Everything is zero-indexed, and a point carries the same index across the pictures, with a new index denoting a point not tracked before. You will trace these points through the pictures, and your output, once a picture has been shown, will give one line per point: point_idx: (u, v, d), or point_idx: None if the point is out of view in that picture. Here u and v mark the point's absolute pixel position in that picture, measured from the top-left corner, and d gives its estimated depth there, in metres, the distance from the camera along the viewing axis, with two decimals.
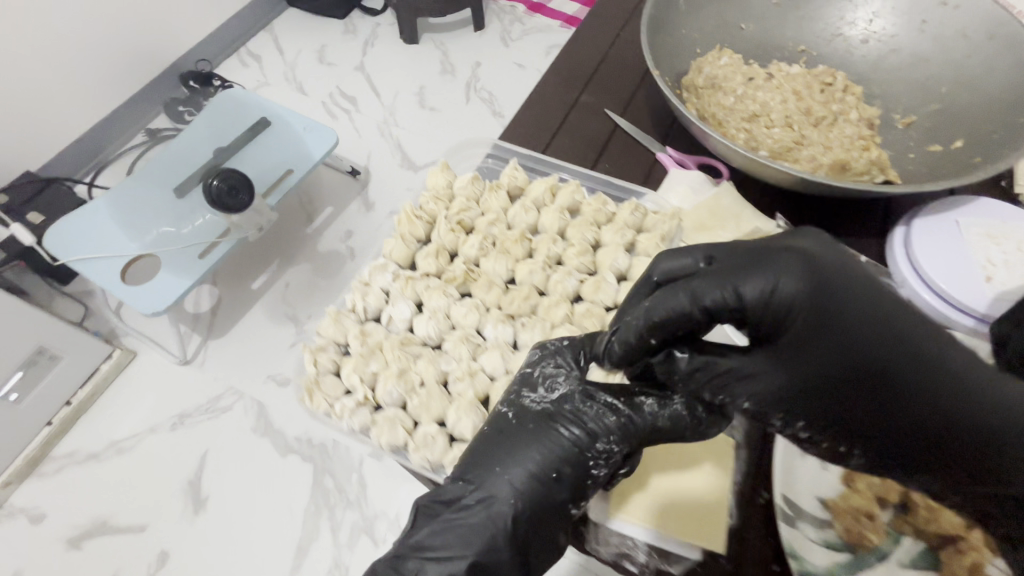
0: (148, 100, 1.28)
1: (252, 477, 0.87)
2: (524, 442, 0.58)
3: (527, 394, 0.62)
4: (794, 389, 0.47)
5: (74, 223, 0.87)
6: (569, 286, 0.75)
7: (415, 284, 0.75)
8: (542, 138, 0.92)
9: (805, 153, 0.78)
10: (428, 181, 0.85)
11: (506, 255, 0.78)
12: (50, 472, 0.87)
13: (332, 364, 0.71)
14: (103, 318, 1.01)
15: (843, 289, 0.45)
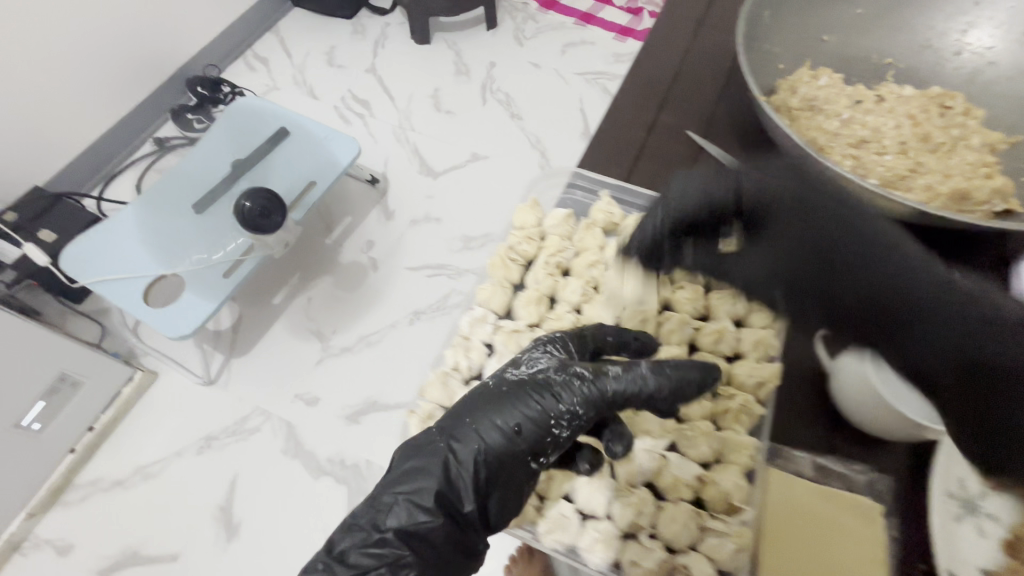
0: (154, 107, 1.24)
1: (285, 502, 0.84)
2: (497, 403, 0.52)
3: (512, 369, 0.57)
4: (787, 300, 0.55)
5: (92, 241, 0.84)
6: (686, 335, 0.65)
7: (517, 337, 0.67)
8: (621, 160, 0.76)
9: (926, 182, 0.60)
10: (516, 218, 0.79)
11: (613, 302, 0.68)
12: (74, 501, 0.84)
13: None
14: (121, 338, 0.98)
15: (827, 211, 0.50)
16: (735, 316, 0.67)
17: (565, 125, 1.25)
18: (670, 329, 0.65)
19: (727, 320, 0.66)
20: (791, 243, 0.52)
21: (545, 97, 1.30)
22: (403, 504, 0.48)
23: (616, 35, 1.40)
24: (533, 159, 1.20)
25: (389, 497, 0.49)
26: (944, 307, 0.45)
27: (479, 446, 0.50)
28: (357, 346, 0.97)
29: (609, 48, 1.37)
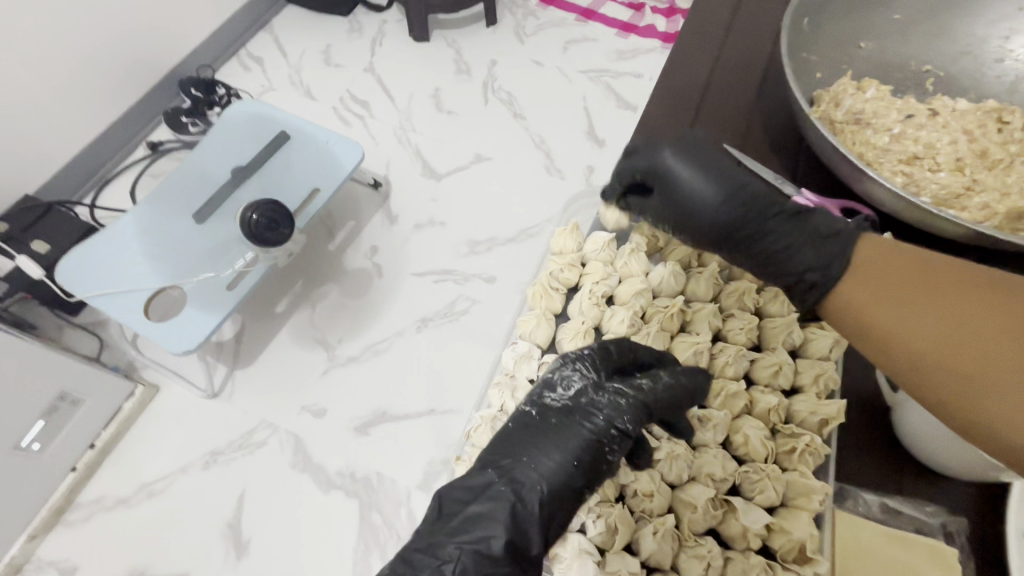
0: (147, 110, 1.21)
1: (296, 518, 0.83)
2: (548, 436, 0.51)
3: (547, 394, 0.55)
4: (695, 237, 0.58)
5: (88, 253, 0.81)
6: (742, 369, 0.63)
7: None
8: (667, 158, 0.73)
9: (979, 203, 0.61)
10: (555, 242, 0.76)
11: (662, 333, 0.65)
12: (77, 521, 0.82)
13: None
14: (120, 351, 0.95)
15: (706, 161, 0.56)
16: (793, 345, 0.64)
17: (570, 124, 1.23)
18: (727, 364, 0.63)
19: (783, 350, 0.64)
20: (716, 177, 0.55)
21: (548, 96, 1.28)
22: (468, 554, 0.45)
23: (618, 31, 1.37)
24: (537, 160, 1.18)
25: (452, 547, 0.46)
26: (771, 213, 0.53)
27: (544, 484, 0.48)
28: (365, 355, 0.95)
29: (612, 45, 1.35)
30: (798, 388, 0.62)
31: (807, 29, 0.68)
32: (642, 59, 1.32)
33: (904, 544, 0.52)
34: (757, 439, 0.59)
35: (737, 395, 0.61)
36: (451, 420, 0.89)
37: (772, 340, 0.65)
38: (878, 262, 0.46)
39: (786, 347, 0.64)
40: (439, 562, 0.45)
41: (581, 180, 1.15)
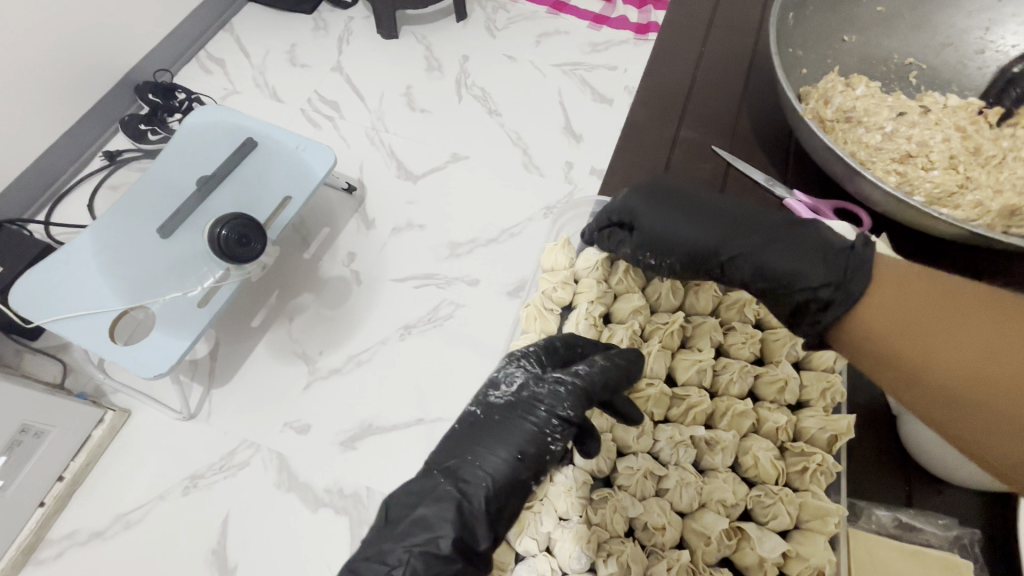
0: (102, 119, 1.14)
1: (284, 539, 0.80)
2: (493, 433, 0.53)
3: (492, 392, 0.56)
4: (682, 267, 0.61)
5: (42, 276, 0.75)
6: (746, 385, 0.63)
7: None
8: (661, 156, 0.83)
9: (971, 200, 0.64)
10: (546, 259, 0.73)
11: (665, 351, 0.65)
12: (49, 558, 0.78)
13: None
14: (86, 375, 0.90)
15: (677, 200, 0.62)
16: (796, 357, 0.66)
17: (546, 121, 1.21)
18: (733, 381, 0.63)
19: (785, 362, 0.64)
20: (705, 215, 0.59)
21: (523, 91, 1.25)
22: (418, 556, 0.47)
23: (591, 23, 1.35)
24: (515, 157, 1.16)
25: (400, 551, 0.48)
26: (757, 228, 0.56)
27: (487, 480, 0.50)
28: (347, 366, 0.92)
29: (584, 37, 1.33)
30: (804, 401, 0.63)
31: (791, 26, 0.74)
32: (615, 51, 1.31)
33: (916, 555, 0.55)
34: (767, 460, 0.59)
35: (743, 414, 0.62)
36: (441, 429, 0.88)
37: (775, 353, 0.65)
38: (894, 288, 0.46)
39: (787, 359, 0.65)
40: (388, 568, 0.47)
41: (560, 177, 1.14)
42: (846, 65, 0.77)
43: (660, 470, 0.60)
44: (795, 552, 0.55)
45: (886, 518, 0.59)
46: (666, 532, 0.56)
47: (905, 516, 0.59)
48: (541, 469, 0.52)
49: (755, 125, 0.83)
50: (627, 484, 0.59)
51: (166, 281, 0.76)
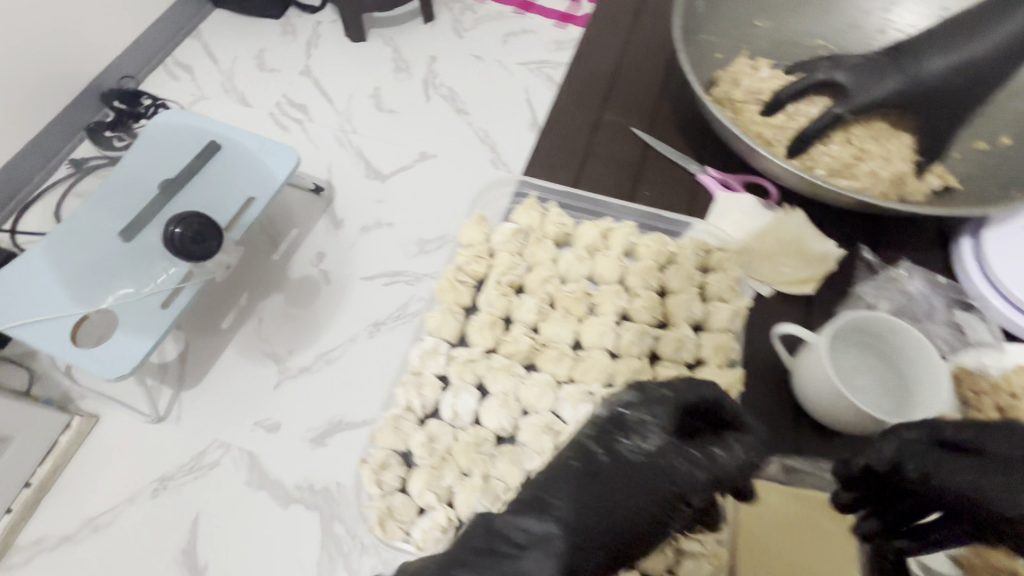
0: (68, 127, 1.14)
1: (256, 537, 0.80)
2: (606, 489, 0.48)
3: (621, 437, 0.51)
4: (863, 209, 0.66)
5: (3, 283, 0.76)
6: (645, 346, 0.65)
7: (475, 365, 0.65)
8: (587, 135, 0.86)
9: (861, 174, 0.72)
10: (462, 235, 0.73)
11: (569, 317, 0.67)
12: (18, 563, 0.78)
13: (398, 480, 0.60)
14: (53, 382, 0.90)
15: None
16: (696, 320, 0.67)
17: (513, 118, 1.23)
18: (633, 344, 0.65)
19: (685, 325, 0.67)
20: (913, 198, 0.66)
21: (489, 90, 1.27)
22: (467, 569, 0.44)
23: (556, 22, 1.38)
24: (483, 155, 1.18)
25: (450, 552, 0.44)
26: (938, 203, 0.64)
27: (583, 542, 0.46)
28: (316, 364, 0.93)
29: (550, 36, 1.35)
30: (701, 361, 0.65)
31: (701, 14, 0.81)
32: None
33: (798, 494, 0.61)
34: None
35: (641, 372, 0.64)
36: None
37: (673, 316, 0.68)
38: None
39: (687, 321, 0.67)
40: None
41: None
42: (758, 48, 0.84)
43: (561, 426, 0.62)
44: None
45: (775, 467, 0.63)
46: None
47: (798, 463, 0.63)
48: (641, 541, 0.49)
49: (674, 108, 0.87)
50: (529, 443, 0.61)
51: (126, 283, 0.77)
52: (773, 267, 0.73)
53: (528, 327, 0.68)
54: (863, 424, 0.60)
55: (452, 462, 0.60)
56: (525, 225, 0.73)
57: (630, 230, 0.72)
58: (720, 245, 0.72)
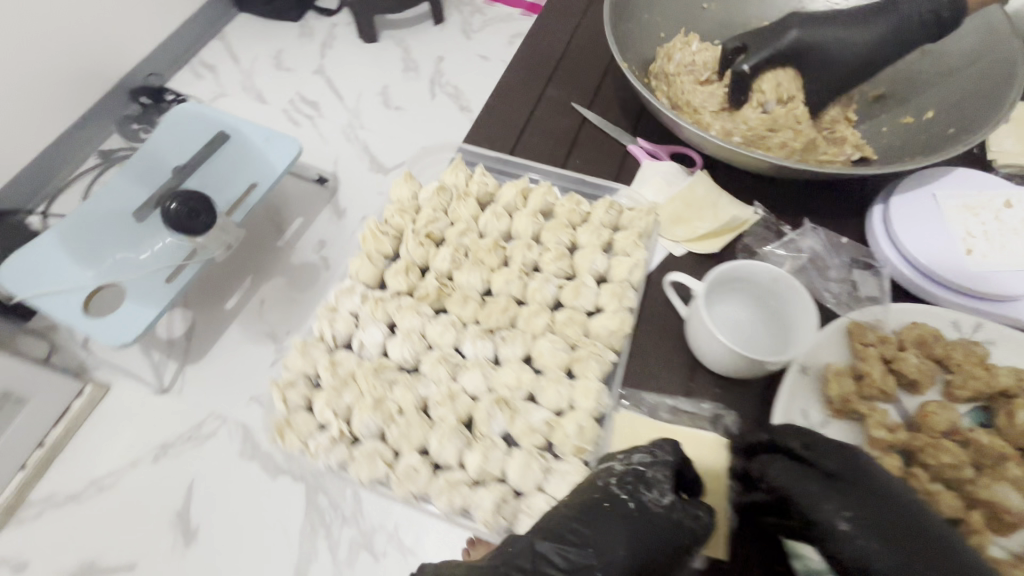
0: (98, 121, 1.21)
1: (246, 504, 0.84)
2: (627, 541, 0.50)
3: (644, 491, 0.53)
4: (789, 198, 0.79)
5: (26, 257, 0.82)
6: (548, 293, 0.72)
7: (387, 304, 0.71)
8: (528, 105, 0.90)
9: (778, 140, 0.78)
10: (393, 193, 0.80)
11: (480, 266, 0.74)
12: (28, 518, 0.83)
13: (303, 399, 0.67)
14: (73, 353, 0.96)
15: (894, 517, 0.48)
16: (598, 273, 0.73)
17: None
18: (535, 289, 0.72)
19: (587, 277, 0.72)
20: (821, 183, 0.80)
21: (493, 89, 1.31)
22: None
23: None
24: None
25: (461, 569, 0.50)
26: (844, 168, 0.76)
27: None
28: None
29: None
30: (595, 308, 0.71)
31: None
32: None
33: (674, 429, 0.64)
34: (550, 352, 0.67)
35: (539, 314, 0.70)
36: None
37: (579, 270, 0.74)
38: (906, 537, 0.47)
39: (590, 274, 0.73)
40: None
41: None
42: (705, 30, 0.92)
43: (461, 360, 0.69)
44: (556, 427, 0.64)
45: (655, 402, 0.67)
46: (454, 408, 0.65)
47: (680, 404, 0.67)
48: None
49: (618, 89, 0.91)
50: (429, 371, 0.68)
51: (130, 256, 0.83)
52: (684, 229, 0.77)
53: (435, 272, 0.74)
54: (735, 368, 0.64)
55: (356, 385, 0.67)
56: (451, 186, 0.80)
57: (546, 192, 0.78)
58: (626, 207, 0.78)
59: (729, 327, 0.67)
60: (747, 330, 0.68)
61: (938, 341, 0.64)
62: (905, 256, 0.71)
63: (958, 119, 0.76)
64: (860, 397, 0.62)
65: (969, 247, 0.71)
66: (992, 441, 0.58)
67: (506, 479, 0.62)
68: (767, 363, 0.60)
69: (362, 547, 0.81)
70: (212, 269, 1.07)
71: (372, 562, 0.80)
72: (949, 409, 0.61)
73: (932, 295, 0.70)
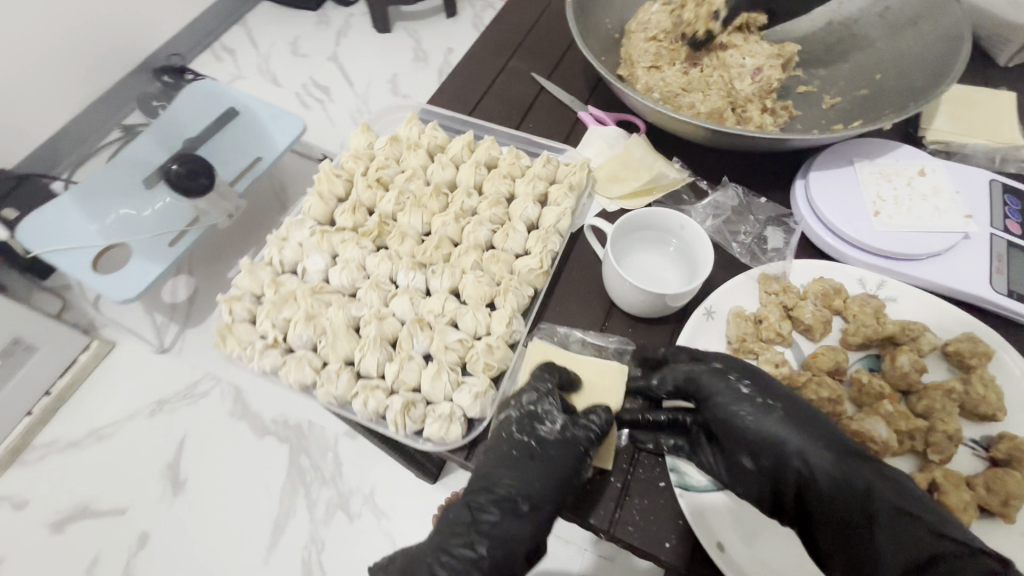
0: (119, 96, 1.22)
1: (234, 460, 0.89)
2: (542, 469, 0.43)
3: (541, 425, 0.45)
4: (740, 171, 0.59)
5: (43, 215, 0.87)
6: (482, 235, 0.54)
7: (331, 235, 0.55)
8: (500, 58, 0.69)
9: (690, 101, 0.58)
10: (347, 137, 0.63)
11: (422, 201, 0.56)
12: (32, 460, 0.89)
13: (248, 312, 0.53)
14: (84, 311, 1.01)
15: (791, 400, 0.44)
16: (529, 221, 0.55)
17: None
18: (470, 231, 0.54)
19: (519, 222, 0.55)
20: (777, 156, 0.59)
21: None
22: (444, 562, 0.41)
23: None
24: None
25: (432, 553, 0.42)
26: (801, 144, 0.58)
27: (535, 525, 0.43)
28: None
29: None
30: (525, 254, 0.54)
31: None
32: None
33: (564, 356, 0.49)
34: (472, 282, 0.51)
35: (465, 254, 0.53)
36: None
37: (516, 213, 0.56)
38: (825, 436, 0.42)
39: (528, 219, 0.55)
40: None
41: None
42: None
43: (393, 288, 0.53)
44: (471, 346, 0.49)
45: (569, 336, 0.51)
46: (377, 327, 0.50)
47: (590, 336, 0.51)
48: (582, 506, 0.45)
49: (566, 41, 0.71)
50: (362, 298, 0.52)
51: (135, 213, 0.88)
52: (618, 188, 0.57)
53: (374, 215, 0.57)
54: (643, 308, 0.49)
55: (296, 303, 0.52)
56: (404, 137, 0.62)
57: (493, 141, 0.59)
58: (570, 161, 0.59)
59: (639, 266, 0.51)
60: (666, 285, 0.50)
61: (837, 293, 0.49)
62: (810, 202, 0.53)
63: (890, 88, 0.56)
64: (754, 341, 0.48)
65: (880, 212, 0.51)
66: (873, 379, 0.45)
67: (416, 391, 0.48)
68: (672, 296, 0.45)
69: (338, 507, 0.85)
70: (212, 237, 1.07)
71: (347, 522, 0.84)
72: (839, 348, 0.47)
73: (841, 254, 0.52)
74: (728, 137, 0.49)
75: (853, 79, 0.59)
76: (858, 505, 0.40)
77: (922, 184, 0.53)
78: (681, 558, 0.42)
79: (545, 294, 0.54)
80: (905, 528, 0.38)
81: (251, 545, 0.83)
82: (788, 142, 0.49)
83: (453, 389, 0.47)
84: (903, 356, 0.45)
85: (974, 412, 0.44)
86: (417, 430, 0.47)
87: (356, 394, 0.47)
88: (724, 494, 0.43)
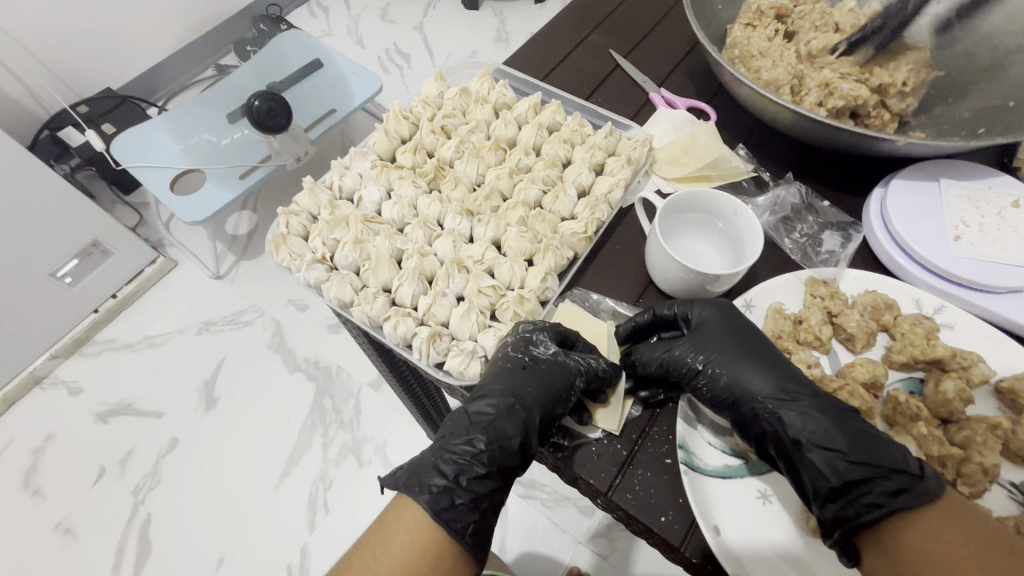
0: (219, 38, 1.28)
1: (264, 389, 0.94)
2: (536, 382, 0.43)
3: (533, 346, 0.45)
4: (811, 172, 0.57)
5: (135, 134, 0.94)
6: (530, 194, 0.54)
7: (390, 170, 0.56)
8: (581, 31, 0.69)
9: (760, 66, 0.58)
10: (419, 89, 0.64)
11: (478, 158, 0.57)
12: (92, 353, 0.96)
13: (302, 230, 0.55)
14: (154, 229, 1.07)
15: (756, 343, 0.44)
16: (580, 188, 0.55)
17: None
18: (521, 187, 0.55)
19: (569, 187, 0.55)
20: (852, 168, 0.57)
21: None
22: (448, 462, 0.41)
23: None
24: None
25: (433, 455, 0.42)
26: (878, 166, 0.56)
27: (527, 434, 0.42)
28: None
29: None
30: (571, 218, 0.54)
31: None
32: None
33: (574, 315, 0.49)
34: (514, 235, 0.51)
35: (515, 207, 0.54)
36: None
37: (565, 176, 0.56)
38: (795, 396, 0.41)
39: (577, 188, 0.55)
40: None
41: None
42: None
43: (438, 229, 0.55)
44: (503, 295, 0.49)
45: (605, 310, 0.51)
46: (417, 262, 0.51)
47: (622, 307, 0.50)
48: (575, 457, 0.43)
49: (656, 29, 0.69)
50: (408, 233, 0.54)
51: (215, 141, 0.94)
52: (679, 173, 0.56)
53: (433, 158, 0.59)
54: (687, 290, 0.48)
55: (347, 227, 0.54)
56: (474, 92, 0.62)
57: (559, 107, 0.59)
58: (633, 136, 0.58)
59: (686, 251, 0.50)
60: (707, 266, 0.49)
61: (888, 308, 0.45)
62: (883, 214, 0.51)
63: (987, 115, 0.52)
64: (789, 340, 0.46)
65: (960, 237, 0.48)
66: (910, 399, 0.42)
67: (444, 326, 0.49)
68: (711, 280, 0.45)
69: (351, 452, 0.89)
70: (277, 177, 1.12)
71: (357, 467, 0.88)
72: (879, 362, 0.44)
73: (907, 273, 0.48)
74: (818, 126, 0.48)
75: (949, 96, 0.55)
76: (790, 442, 0.40)
77: (1014, 217, 0.48)
78: (678, 532, 0.40)
79: (584, 259, 0.53)
80: (827, 463, 0.39)
81: (266, 470, 0.88)
82: (878, 143, 0.47)
83: (478, 330, 0.48)
84: (949, 382, 0.41)
85: (1016, 454, 0.39)
86: (439, 363, 0.48)
87: (389, 318, 0.48)
88: (735, 479, 0.41)
